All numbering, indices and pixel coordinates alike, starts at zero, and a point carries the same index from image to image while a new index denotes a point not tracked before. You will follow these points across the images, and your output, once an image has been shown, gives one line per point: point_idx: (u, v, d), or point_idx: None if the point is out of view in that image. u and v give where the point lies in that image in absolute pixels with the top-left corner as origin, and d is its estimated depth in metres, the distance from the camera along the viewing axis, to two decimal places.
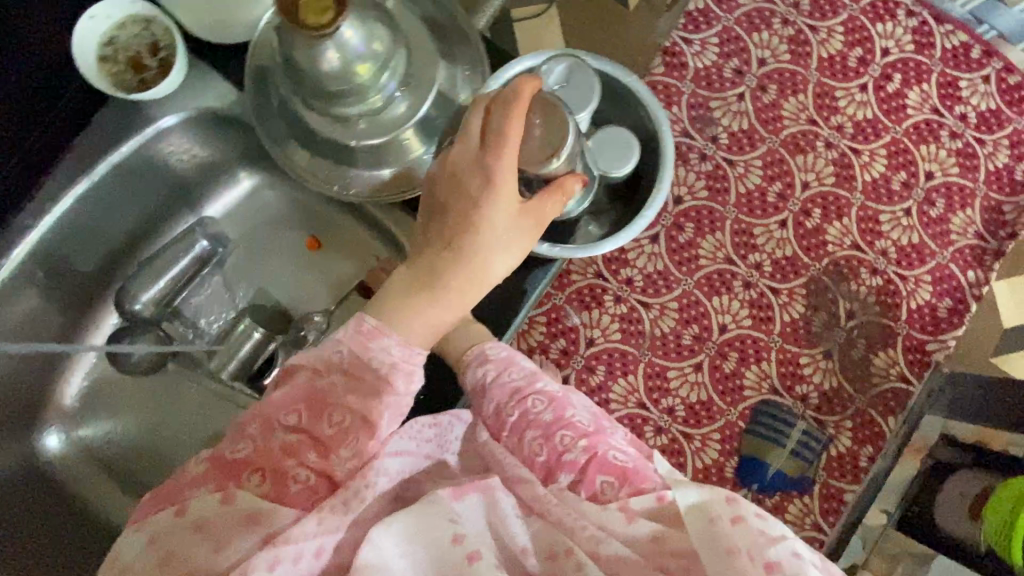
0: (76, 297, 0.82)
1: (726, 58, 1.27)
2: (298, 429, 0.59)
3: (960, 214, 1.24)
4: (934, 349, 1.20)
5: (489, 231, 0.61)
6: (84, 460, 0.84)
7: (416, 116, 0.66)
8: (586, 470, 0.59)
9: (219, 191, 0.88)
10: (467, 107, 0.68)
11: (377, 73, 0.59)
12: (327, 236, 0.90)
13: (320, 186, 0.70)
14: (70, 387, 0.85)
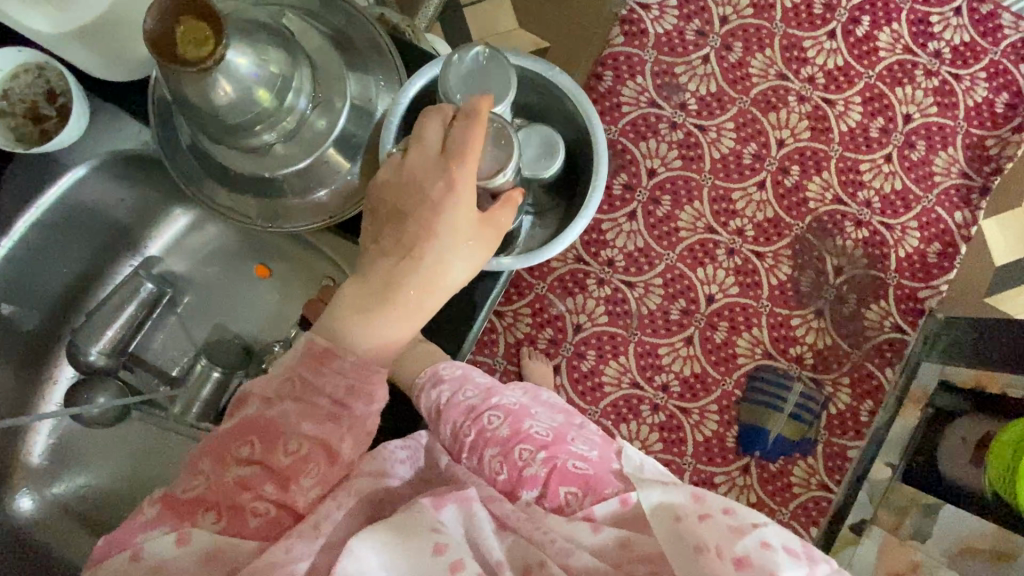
0: (27, 357, 0.80)
1: (687, 20, 1.22)
2: (251, 462, 0.51)
3: (942, 155, 1.20)
4: (927, 296, 1.17)
5: (448, 239, 0.55)
6: (64, 517, 0.82)
7: (334, 133, 0.63)
8: (548, 484, 0.54)
9: (159, 232, 0.86)
10: (387, 122, 0.65)
11: (279, 97, 0.56)
12: (279, 258, 0.87)
13: (248, 221, 0.67)
14: (35, 446, 0.84)
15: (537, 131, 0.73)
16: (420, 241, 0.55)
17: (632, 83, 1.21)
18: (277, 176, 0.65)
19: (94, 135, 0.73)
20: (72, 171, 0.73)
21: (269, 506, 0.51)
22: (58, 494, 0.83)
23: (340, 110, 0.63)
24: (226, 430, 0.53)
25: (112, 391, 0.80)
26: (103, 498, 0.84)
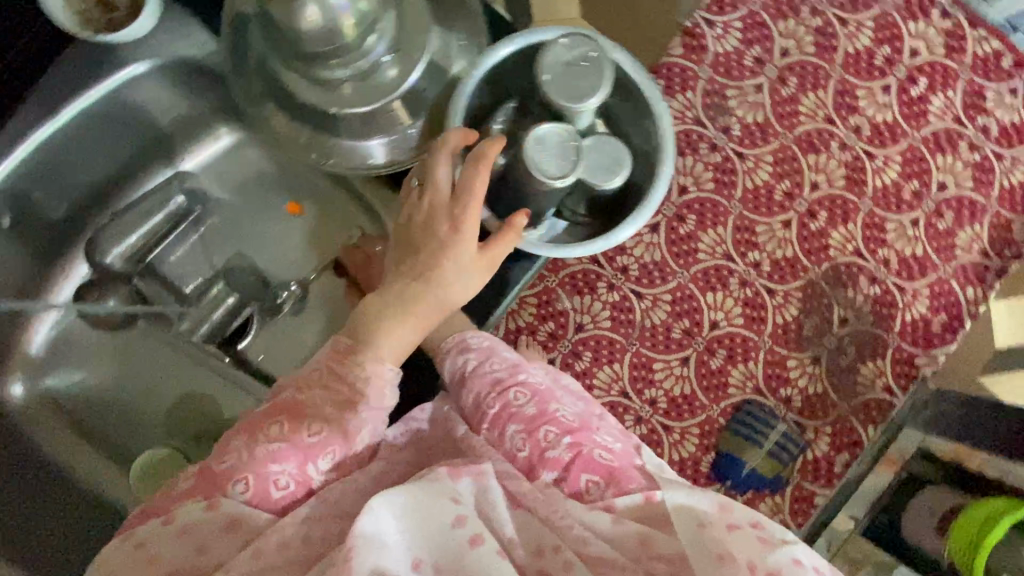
0: (40, 246, 0.79)
1: (748, 45, 1.21)
2: (279, 439, 0.54)
3: (966, 230, 1.20)
4: (923, 364, 1.17)
5: (458, 262, 0.59)
6: (51, 413, 0.82)
7: (403, 85, 0.63)
8: (571, 468, 0.53)
9: (199, 148, 0.85)
10: (459, 83, 0.64)
11: (362, 34, 0.57)
12: (315, 200, 0.87)
13: (298, 152, 0.66)
14: (35, 335, 0.83)
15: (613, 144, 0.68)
16: (434, 261, 0.59)
17: (682, 96, 1.20)
18: (339, 114, 0.63)
19: (156, 35, 0.71)
20: (131, 67, 0.70)
21: (291, 482, 0.53)
22: (48, 390, 0.83)
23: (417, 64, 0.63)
24: (261, 412, 0.56)
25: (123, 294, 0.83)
26: (95, 401, 0.84)
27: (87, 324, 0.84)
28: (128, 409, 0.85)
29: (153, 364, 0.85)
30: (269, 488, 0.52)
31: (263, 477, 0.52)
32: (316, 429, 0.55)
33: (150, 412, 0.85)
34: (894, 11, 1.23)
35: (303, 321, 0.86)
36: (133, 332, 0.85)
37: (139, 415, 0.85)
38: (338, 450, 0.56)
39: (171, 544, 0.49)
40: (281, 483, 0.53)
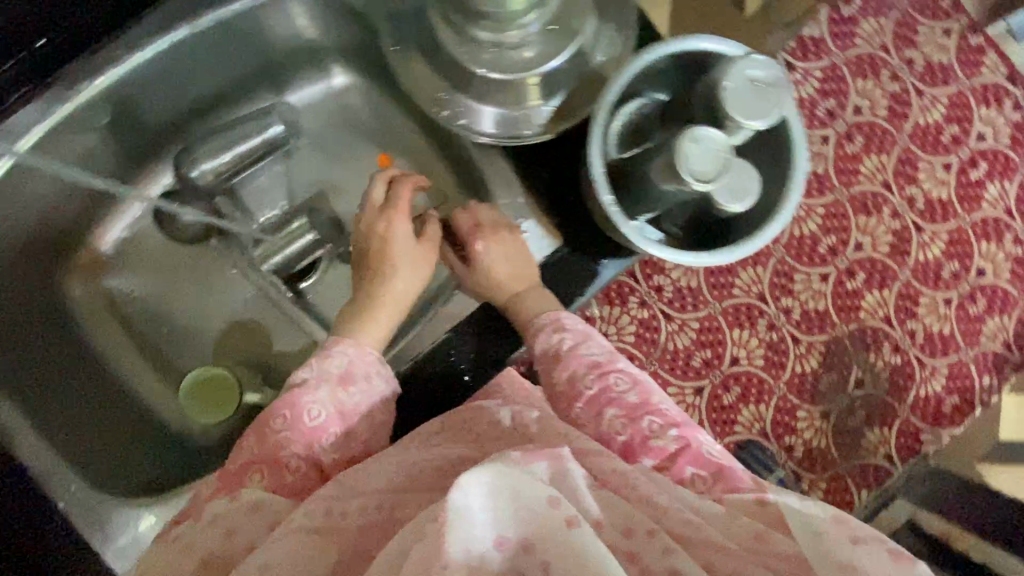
0: (133, 147, 0.79)
1: (823, 96, 1.22)
2: (282, 430, 0.56)
3: (994, 318, 1.22)
4: (928, 440, 1.19)
5: (403, 248, 0.67)
6: (109, 313, 0.82)
7: (547, 64, 0.61)
8: (676, 459, 0.50)
9: (304, 83, 0.85)
10: (604, 77, 0.63)
11: (529, 6, 0.57)
12: (407, 158, 0.86)
13: (427, 102, 0.64)
14: (110, 234, 0.82)
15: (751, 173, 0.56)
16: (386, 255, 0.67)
17: None
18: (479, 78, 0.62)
19: None
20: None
21: (300, 463, 0.55)
22: (113, 289, 0.83)
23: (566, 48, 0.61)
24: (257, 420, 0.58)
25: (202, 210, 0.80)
26: (152, 312, 0.84)
27: (158, 230, 0.83)
28: (182, 327, 0.84)
29: (216, 287, 0.85)
30: (285, 470, 0.54)
31: (276, 463, 0.54)
32: (314, 412, 0.57)
33: (201, 337, 0.84)
34: (969, 92, 1.25)
35: None
36: (206, 249, 0.85)
37: (190, 340, 0.84)
38: (340, 426, 0.58)
39: (203, 529, 0.50)
40: (294, 465, 0.54)
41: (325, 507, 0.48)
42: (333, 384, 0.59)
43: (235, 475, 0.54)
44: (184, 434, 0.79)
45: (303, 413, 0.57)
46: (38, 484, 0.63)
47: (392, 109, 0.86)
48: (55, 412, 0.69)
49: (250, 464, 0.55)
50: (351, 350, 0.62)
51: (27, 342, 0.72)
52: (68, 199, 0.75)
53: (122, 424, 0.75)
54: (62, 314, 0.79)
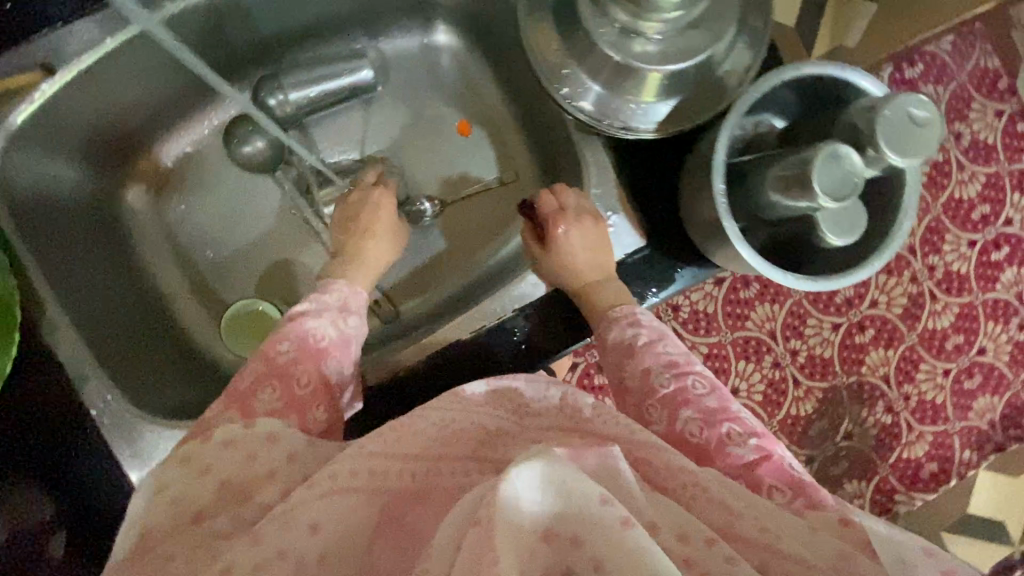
0: (223, 61, 0.76)
1: None
2: (295, 348, 0.56)
3: (984, 397, 1.26)
4: (900, 501, 1.22)
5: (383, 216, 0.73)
6: (156, 227, 0.79)
7: (683, 62, 0.58)
8: (753, 470, 0.49)
9: (402, 31, 0.81)
10: (729, 89, 0.62)
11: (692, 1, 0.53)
12: (487, 128, 0.84)
13: (543, 70, 0.62)
14: (174, 146, 0.79)
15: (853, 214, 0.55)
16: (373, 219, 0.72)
17: None
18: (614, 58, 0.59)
19: None
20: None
21: (311, 379, 0.54)
22: (164, 200, 0.79)
23: (704, 49, 0.58)
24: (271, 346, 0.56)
25: (268, 140, 0.76)
26: (198, 235, 0.80)
27: (224, 150, 0.79)
28: (225, 257, 0.81)
29: (266, 225, 0.81)
30: (294, 388, 0.53)
31: (284, 382, 0.53)
32: (317, 335, 0.58)
33: (240, 272, 0.81)
34: (1006, 175, 1.27)
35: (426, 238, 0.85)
36: (261, 182, 0.81)
37: (231, 272, 0.81)
38: (343, 349, 0.59)
39: (222, 454, 0.47)
40: (303, 383, 0.54)
41: (364, 467, 0.45)
42: (332, 313, 0.61)
43: (243, 394, 0.52)
44: (218, 350, 0.77)
45: (307, 337, 0.58)
46: (72, 392, 0.61)
47: (483, 77, 0.83)
48: (95, 317, 0.66)
49: (263, 381, 0.53)
50: (339, 292, 0.64)
51: (73, 240, 0.69)
52: (142, 101, 0.72)
53: (158, 337, 0.73)
54: (110, 217, 0.76)
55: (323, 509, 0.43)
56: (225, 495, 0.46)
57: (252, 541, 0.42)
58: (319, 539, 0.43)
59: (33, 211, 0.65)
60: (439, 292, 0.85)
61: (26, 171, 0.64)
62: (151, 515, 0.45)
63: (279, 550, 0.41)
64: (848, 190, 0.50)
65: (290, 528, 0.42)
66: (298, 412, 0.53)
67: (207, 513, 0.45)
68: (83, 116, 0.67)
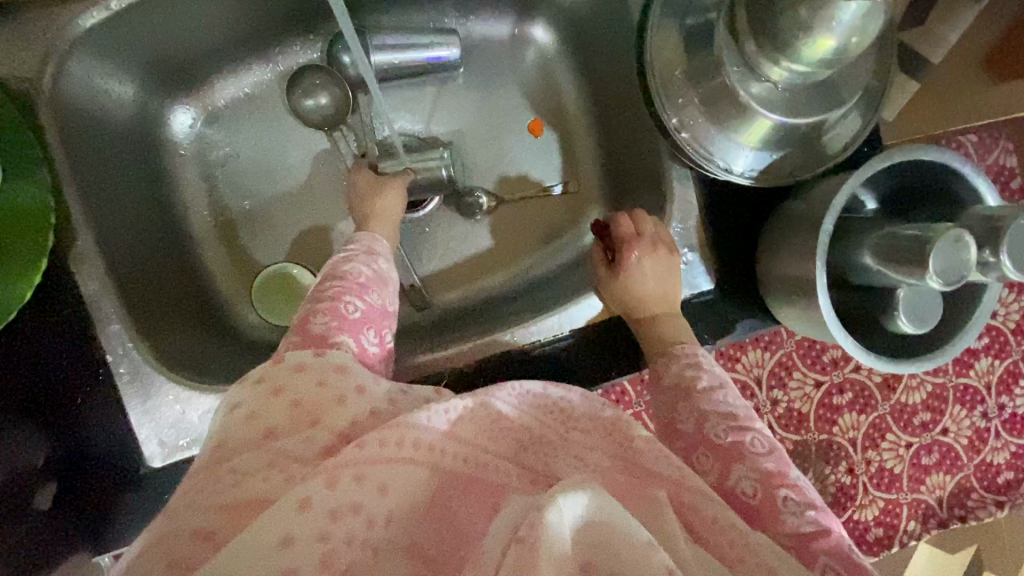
0: (295, 7, 0.68)
1: None
2: (345, 277, 0.55)
3: (937, 476, 0.96)
4: None
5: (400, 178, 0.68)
6: (195, 164, 0.72)
7: (799, 117, 0.56)
8: (809, 543, 0.43)
9: (497, 16, 0.77)
10: (833, 160, 0.60)
11: (828, 61, 0.50)
12: (560, 133, 0.80)
13: (656, 83, 0.59)
14: (235, 81, 0.72)
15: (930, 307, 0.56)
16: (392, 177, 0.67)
17: None
18: (732, 92, 0.56)
19: None
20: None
21: (364, 310, 0.53)
22: (210, 140, 0.72)
23: (825, 110, 0.56)
24: (321, 289, 0.54)
25: (334, 97, 0.70)
26: (236, 181, 0.73)
27: (284, 97, 0.72)
28: (259, 212, 0.73)
29: (308, 187, 0.74)
30: (344, 314, 0.52)
31: (336, 309, 0.52)
32: (354, 273, 0.55)
33: (270, 232, 0.73)
34: None
35: (472, 234, 0.80)
36: (313, 141, 0.74)
37: (261, 230, 0.73)
38: (382, 287, 0.56)
39: (263, 401, 0.43)
40: (353, 311, 0.52)
41: (425, 443, 0.39)
42: (362, 256, 0.57)
43: (301, 321, 0.51)
44: (236, 306, 0.71)
45: (346, 275, 0.55)
46: (88, 329, 0.56)
47: (567, 81, 0.79)
48: (112, 246, 0.59)
49: (313, 309, 0.52)
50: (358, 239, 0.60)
51: (105, 156, 0.62)
52: (214, 23, 0.65)
53: (180, 284, 0.67)
54: (149, 142, 0.69)
55: (389, 469, 0.38)
56: (297, 416, 0.42)
57: (329, 483, 0.36)
58: (387, 501, 0.38)
59: (86, 126, 0.59)
60: (474, 290, 0.79)
61: (84, 81, 0.58)
62: (227, 429, 0.42)
63: (353, 502, 0.36)
64: (959, 280, 0.49)
65: (361, 482, 0.37)
66: (355, 335, 0.51)
67: (278, 433, 0.41)
68: (157, 36, 0.62)
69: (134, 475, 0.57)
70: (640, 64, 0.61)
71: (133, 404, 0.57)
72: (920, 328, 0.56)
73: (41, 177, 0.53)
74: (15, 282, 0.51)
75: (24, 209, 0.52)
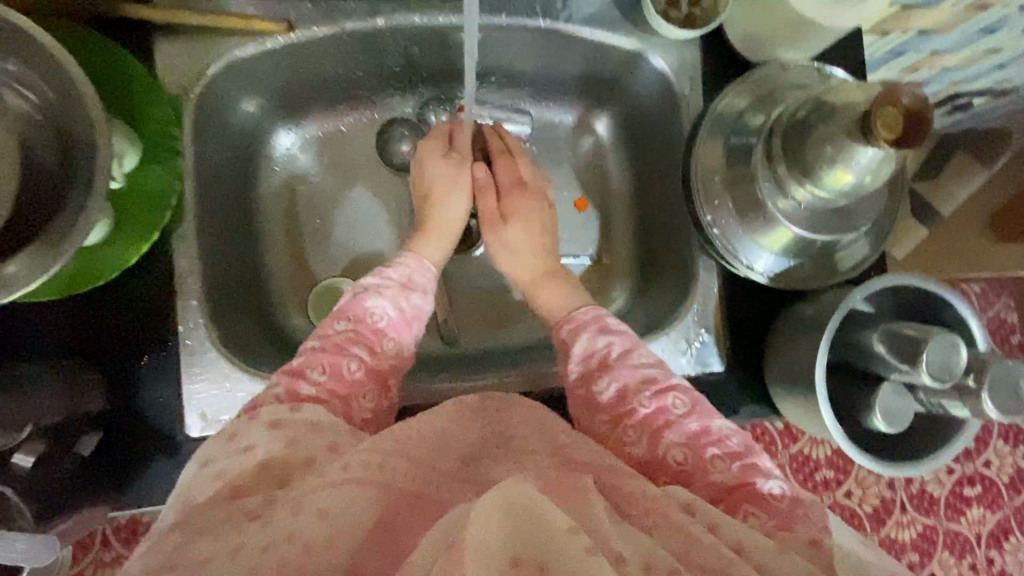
0: (399, 69, 0.76)
1: None
2: (348, 325, 0.58)
3: None
4: None
5: (451, 191, 0.73)
6: (285, 182, 0.79)
7: (814, 234, 0.64)
8: (732, 494, 0.50)
9: (565, 106, 0.85)
10: (842, 278, 0.69)
11: (843, 189, 0.59)
12: (601, 212, 0.86)
13: (701, 183, 0.69)
14: (335, 118, 0.80)
15: (905, 411, 0.61)
16: (441, 190, 0.73)
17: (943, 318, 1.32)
18: (763, 202, 0.64)
19: (657, 40, 0.73)
20: (615, 31, 0.73)
21: (360, 371, 0.55)
22: (301, 163, 0.79)
23: (838, 231, 0.64)
24: (341, 330, 0.57)
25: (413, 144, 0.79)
26: (317, 203, 0.80)
27: (374, 140, 0.80)
28: (331, 235, 0.80)
29: (376, 222, 0.80)
30: (343, 374, 0.54)
31: (336, 366, 0.54)
32: (375, 316, 0.59)
33: (339, 255, 0.80)
34: None
35: (506, 283, 0.85)
36: (391, 180, 0.81)
37: (331, 251, 0.79)
38: (399, 327, 0.60)
39: (233, 458, 0.46)
40: (353, 371, 0.55)
41: (374, 463, 0.44)
42: (394, 291, 0.62)
43: (296, 370, 0.54)
44: (291, 315, 0.77)
45: (363, 316, 0.59)
46: (169, 299, 0.63)
47: (614, 172, 0.86)
48: (196, 245, 0.65)
49: (314, 361, 0.54)
50: (411, 257, 0.67)
51: (210, 166, 0.69)
52: (328, 70, 0.73)
53: (246, 292, 0.73)
54: (253, 155, 0.76)
55: (333, 496, 0.42)
56: (264, 474, 0.45)
57: (263, 522, 0.42)
58: (328, 526, 0.41)
59: (211, 129, 0.69)
60: (485, 340, 0.84)
61: (223, 94, 0.69)
62: (196, 486, 0.45)
63: (289, 531, 0.41)
64: (948, 379, 0.56)
65: (300, 514, 0.42)
66: (343, 401, 0.54)
67: (244, 490, 0.44)
68: (283, 75, 0.72)
69: (173, 443, 0.62)
70: (687, 164, 0.71)
71: (188, 371, 0.63)
72: (892, 429, 0.61)
73: (167, 160, 0.62)
74: (121, 247, 0.60)
75: (147, 196, 0.61)
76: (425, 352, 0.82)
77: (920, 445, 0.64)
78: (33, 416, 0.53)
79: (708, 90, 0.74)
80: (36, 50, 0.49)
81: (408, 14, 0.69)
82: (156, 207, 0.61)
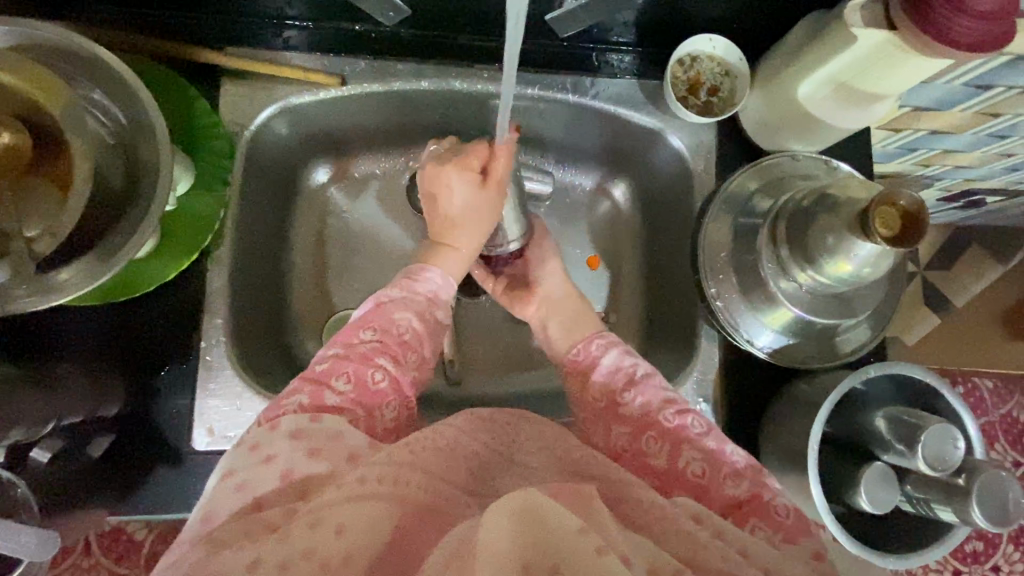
0: (435, 125, 0.82)
1: (990, 444, 1.27)
2: (374, 335, 0.59)
3: None
4: None
5: (461, 211, 0.69)
6: (316, 216, 0.84)
7: (812, 317, 0.67)
8: (741, 509, 0.52)
9: (586, 171, 0.89)
10: (842, 360, 0.71)
11: (843, 277, 0.61)
12: (612, 273, 0.90)
13: (708, 258, 0.72)
14: (371, 163, 0.85)
15: (891, 495, 0.61)
16: (453, 207, 0.69)
17: None
18: (767, 282, 0.67)
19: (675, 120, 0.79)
20: (638, 110, 0.79)
21: (383, 380, 0.57)
22: (334, 200, 0.84)
23: (837, 317, 0.67)
24: (367, 340, 0.59)
25: None
26: (345, 238, 0.84)
27: (404, 185, 0.85)
28: (354, 269, 0.83)
29: (394, 261, 0.84)
30: (368, 384, 0.56)
31: (362, 377, 0.56)
32: (400, 327, 0.61)
33: (358, 289, 0.83)
34: None
35: (513, 330, 0.88)
36: (414, 224, 0.85)
37: (350, 285, 0.83)
38: (420, 343, 0.62)
39: (252, 466, 0.47)
40: (377, 381, 0.56)
41: (391, 476, 0.46)
42: (420, 304, 0.64)
43: (322, 378, 0.55)
44: (305, 341, 0.80)
45: (387, 327, 0.60)
46: (197, 315, 0.67)
47: (627, 237, 0.90)
48: (226, 270, 0.69)
49: (340, 369, 0.56)
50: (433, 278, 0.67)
51: (252, 198, 0.75)
52: (371, 121, 0.80)
53: (267, 316, 0.76)
54: (292, 190, 0.82)
55: (350, 510, 0.43)
56: (286, 489, 0.46)
57: (281, 536, 0.42)
58: (343, 541, 0.42)
59: (257, 163, 0.75)
60: (488, 381, 0.87)
61: (272, 132, 0.75)
62: (219, 500, 0.46)
63: (307, 548, 0.41)
64: (942, 471, 0.59)
65: (318, 527, 0.42)
66: (367, 413, 0.55)
67: (265, 504, 0.45)
68: (330, 121, 0.78)
69: (177, 454, 0.64)
70: (696, 238, 0.74)
71: (203, 386, 0.66)
72: (875, 510, 0.61)
73: (215, 189, 0.67)
74: (163, 262, 0.64)
75: (195, 217, 0.66)
76: (431, 390, 0.84)
77: (899, 544, 0.64)
78: (59, 413, 0.55)
79: (720, 170, 0.79)
80: (126, 89, 0.57)
81: (451, 79, 0.76)
82: (199, 231, 0.66)
